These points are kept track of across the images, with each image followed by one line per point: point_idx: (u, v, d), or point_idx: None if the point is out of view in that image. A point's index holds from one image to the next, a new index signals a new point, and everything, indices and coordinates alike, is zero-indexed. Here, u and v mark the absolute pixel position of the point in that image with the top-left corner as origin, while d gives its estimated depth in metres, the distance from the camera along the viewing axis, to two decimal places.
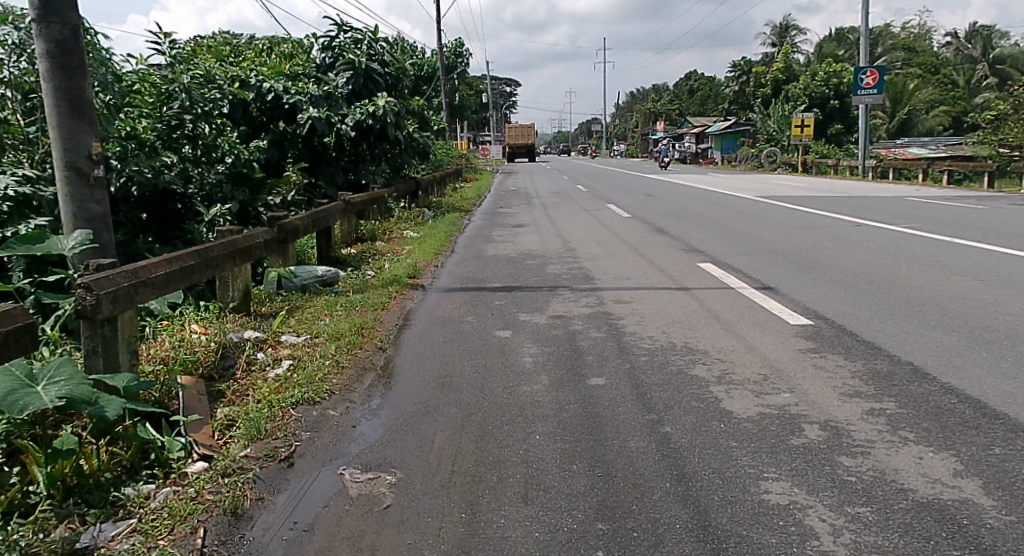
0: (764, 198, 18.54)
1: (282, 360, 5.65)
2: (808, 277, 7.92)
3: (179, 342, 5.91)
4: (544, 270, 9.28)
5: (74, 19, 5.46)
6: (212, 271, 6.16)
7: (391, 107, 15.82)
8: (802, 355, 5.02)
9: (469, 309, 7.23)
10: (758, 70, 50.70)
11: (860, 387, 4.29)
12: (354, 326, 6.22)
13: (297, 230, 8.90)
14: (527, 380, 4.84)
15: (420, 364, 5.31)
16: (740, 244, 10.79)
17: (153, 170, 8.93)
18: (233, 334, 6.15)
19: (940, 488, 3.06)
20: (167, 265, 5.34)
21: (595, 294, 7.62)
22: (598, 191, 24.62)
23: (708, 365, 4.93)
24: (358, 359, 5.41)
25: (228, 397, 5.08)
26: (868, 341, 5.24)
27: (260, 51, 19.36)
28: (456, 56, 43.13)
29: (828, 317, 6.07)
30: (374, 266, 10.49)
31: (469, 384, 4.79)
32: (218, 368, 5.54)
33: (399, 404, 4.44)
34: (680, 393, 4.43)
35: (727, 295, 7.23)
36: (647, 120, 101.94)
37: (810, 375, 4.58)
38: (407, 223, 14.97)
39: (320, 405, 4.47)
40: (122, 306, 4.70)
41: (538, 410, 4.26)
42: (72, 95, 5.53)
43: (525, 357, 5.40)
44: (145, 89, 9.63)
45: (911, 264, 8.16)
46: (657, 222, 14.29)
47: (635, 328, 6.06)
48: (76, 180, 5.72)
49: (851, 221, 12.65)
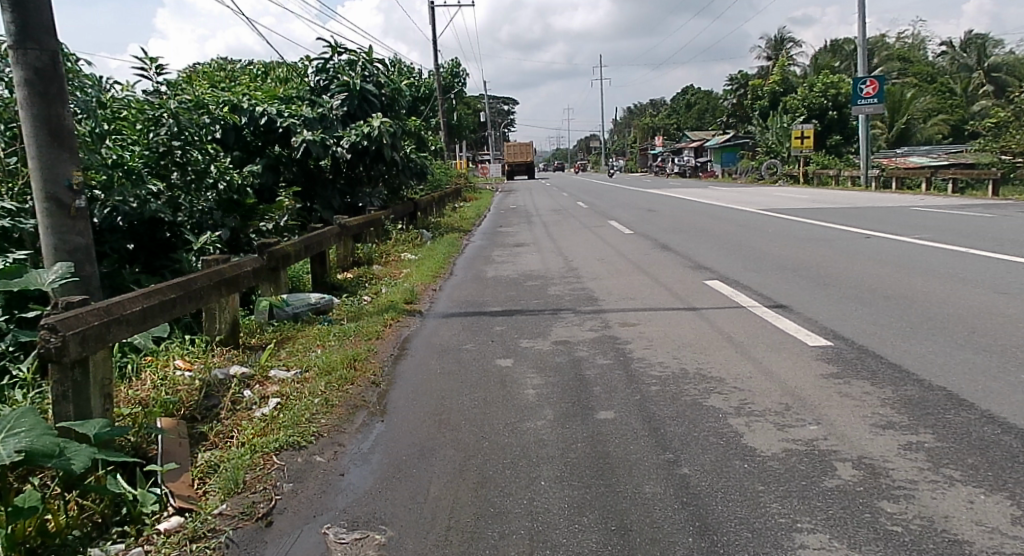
0: (768, 212, 18.24)
1: (269, 398, 5.32)
2: (821, 293, 7.62)
3: (162, 382, 5.58)
4: (546, 292, 8.97)
5: (53, 45, 5.16)
6: (196, 303, 5.83)
7: (386, 128, 15.54)
8: (826, 382, 4.69)
9: (468, 336, 6.91)
10: (756, 83, 50.66)
11: (892, 417, 3.95)
12: (346, 359, 5.90)
13: (290, 257, 8.59)
14: (530, 415, 4.50)
15: (417, 399, 4.98)
16: (747, 260, 10.48)
17: (138, 199, 8.63)
18: (218, 370, 5.83)
19: (1000, 539, 2.72)
20: (144, 301, 5.02)
21: (600, 316, 7.31)
22: (599, 208, 24.34)
23: (725, 395, 4.59)
24: (350, 395, 5.08)
25: (210, 440, 4.75)
26: (894, 364, 4.90)
27: (255, 76, 19.23)
28: (454, 76, 42.97)
29: (848, 338, 5.74)
30: (370, 291, 10.18)
31: (468, 421, 4.45)
32: (201, 408, 5.21)
33: (391, 446, 4.11)
34: (696, 427, 4.08)
35: (738, 314, 6.92)
36: (645, 136, 101.97)
37: (836, 403, 4.25)
38: (405, 245, 14.68)
39: (307, 449, 4.13)
40: (94, 346, 4.37)
41: (543, 450, 3.92)
42: (52, 124, 5.22)
43: (529, 388, 5.07)
44: (132, 116, 9.34)
45: (929, 278, 7.82)
46: (660, 238, 13.99)
47: (644, 354, 5.73)
48: (55, 211, 5.39)
49: (860, 233, 12.31)
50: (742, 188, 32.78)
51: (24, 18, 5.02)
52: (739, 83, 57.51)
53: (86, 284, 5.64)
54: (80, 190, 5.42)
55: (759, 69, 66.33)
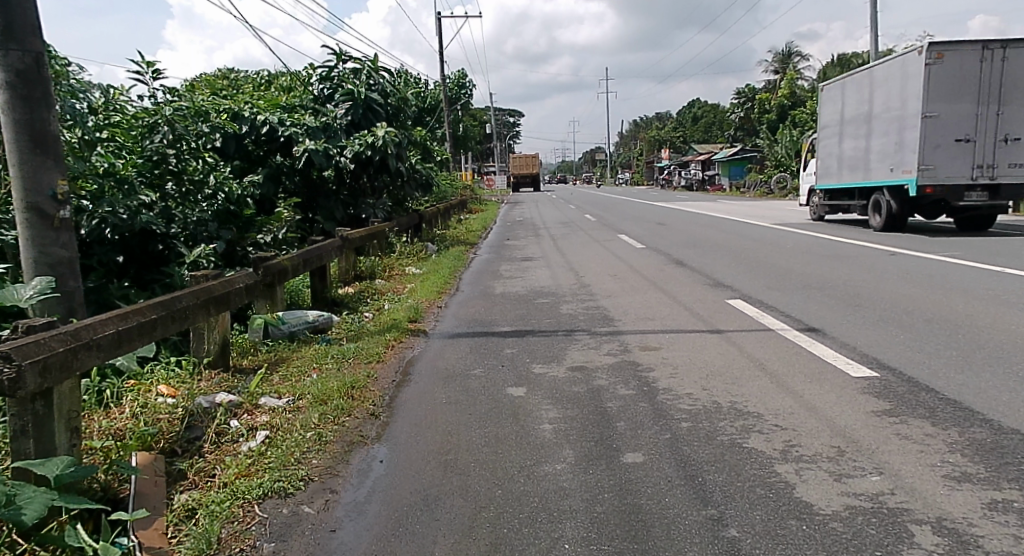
0: (782, 226, 17.72)
1: (258, 430, 4.82)
2: (853, 316, 7.14)
3: (141, 410, 5.09)
4: (558, 311, 8.49)
5: (37, 46, 4.68)
6: (180, 324, 5.34)
7: (392, 137, 15.07)
8: (881, 421, 4.20)
9: (476, 359, 6.41)
10: (765, 97, 50.22)
11: (966, 468, 3.47)
12: (344, 386, 5.40)
13: (288, 272, 8.12)
14: (549, 456, 4.00)
15: (420, 435, 4.48)
16: (768, 277, 9.99)
17: (129, 210, 8.12)
18: (203, 397, 5.33)
19: None
20: (120, 322, 4.53)
21: (618, 339, 6.82)
22: (608, 220, 23.85)
23: (768, 436, 4.09)
24: (345, 430, 4.58)
25: (191, 479, 4.26)
26: (953, 401, 4.42)
27: (258, 85, 18.87)
28: (460, 87, 42.40)
29: (894, 368, 5.25)
30: (372, 308, 9.71)
31: (477, 463, 3.96)
32: (183, 440, 4.72)
33: (391, 493, 3.62)
34: (740, 476, 3.59)
35: (767, 339, 6.44)
36: (651, 149, 101.63)
37: (897, 448, 3.77)
38: (410, 258, 14.20)
39: (295, 497, 3.64)
40: (59, 376, 3.88)
41: (565, 501, 3.42)
42: (35, 129, 4.74)
43: (545, 423, 4.57)
44: (126, 123, 8.88)
45: (969, 300, 7.34)
46: (674, 253, 13.49)
47: (671, 384, 5.23)
48: (37, 223, 4.90)
49: (884, 250, 11.82)
50: (752, 201, 32.32)
51: (6, 15, 4.54)
52: (747, 96, 59.00)
53: (67, 301, 5.15)
54: (65, 200, 4.95)
55: (767, 82, 65.97)
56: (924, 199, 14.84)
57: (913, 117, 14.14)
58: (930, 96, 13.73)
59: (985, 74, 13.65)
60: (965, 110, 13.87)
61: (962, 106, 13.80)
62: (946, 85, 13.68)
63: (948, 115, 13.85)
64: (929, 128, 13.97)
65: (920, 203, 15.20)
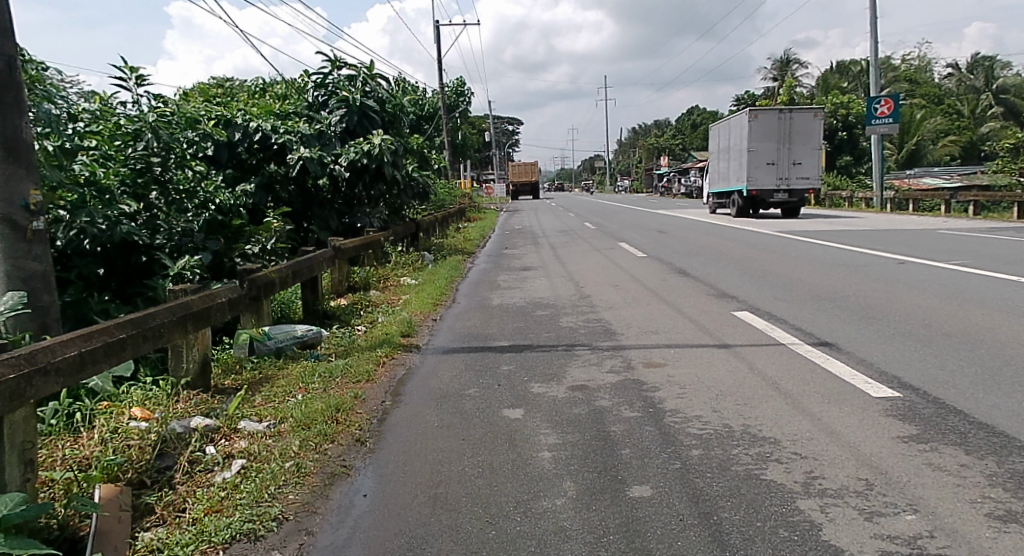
0: (785, 234, 17.39)
1: (234, 458, 4.48)
2: (869, 329, 6.79)
3: (111, 436, 4.74)
4: (557, 324, 8.14)
5: (9, 50, 4.65)
6: (153, 343, 4.99)
7: (387, 145, 14.76)
8: (910, 450, 3.85)
9: (471, 378, 6.05)
10: (764, 103, 49.98)
11: (1011, 505, 3.15)
12: (329, 409, 5.05)
13: (276, 285, 7.77)
14: (547, 489, 3.66)
15: (409, 464, 4.13)
16: (775, 287, 9.67)
17: (109, 220, 7.81)
18: (178, 421, 4.98)
19: None
20: (83, 343, 4.19)
21: (620, 355, 6.49)
22: (607, 229, 23.49)
23: (787, 466, 3.76)
24: (327, 459, 4.24)
25: (159, 514, 3.92)
26: (986, 425, 4.09)
27: (253, 93, 18.60)
28: (458, 95, 42.10)
29: (917, 387, 4.93)
30: (365, 321, 9.39)
31: (469, 498, 3.62)
32: (153, 469, 4.38)
33: (373, 535, 3.29)
34: (759, 512, 3.26)
35: (779, 354, 6.11)
36: (650, 156, 101.37)
37: (931, 480, 3.44)
38: (406, 268, 13.86)
39: (267, 540, 3.31)
40: (9, 405, 3.54)
41: (565, 545, 3.09)
42: (6, 137, 4.69)
43: (544, 450, 4.23)
44: (108, 130, 8.60)
45: (988, 312, 7.01)
46: (675, 262, 13.16)
47: (679, 406, 4.89)
48: (8, 233, 4.78)
49: (893, 258, 11.48)
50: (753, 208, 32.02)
51: None
52: (746, 104, 59.00)
53: (40, 316, 5.01)
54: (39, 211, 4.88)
55: (764, 90, 65.84)
56: (751, 199, 24.21)
57: (746, 150, 23.87)
58: (752, 135, 23.54)
59: (782, 124, 23.56)
60: (771, 147, 23.52)
61: (769, 143, 23.50)
62: (760, 129, 23.57)
63: (760, 149, 23.55)
64: (752, 155, 23.81)
65: (753, 200, 24.18)
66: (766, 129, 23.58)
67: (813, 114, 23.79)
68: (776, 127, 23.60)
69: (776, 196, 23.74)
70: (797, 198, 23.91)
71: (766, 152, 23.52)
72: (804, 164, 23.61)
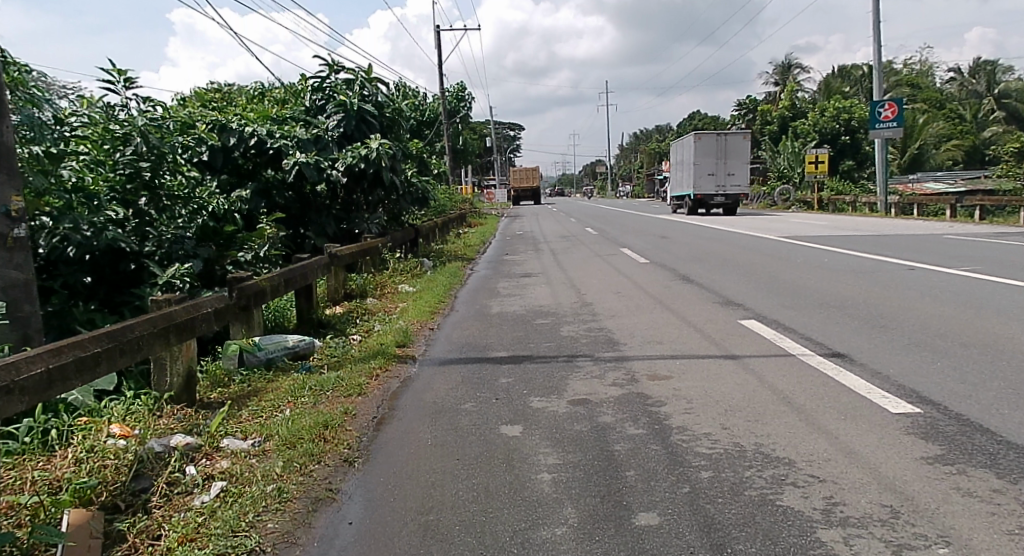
0: (789, 239, 17.12)
1: (215, 480, 4.22)
2: (882, 339, 6.53)
3: (85, 455, 4.48)
4: (558, 334, 7.89)
5: None
6: (132, 357, 4.74)
7: (385, 150, 14.49)
8: (935, 473, 3.59)
9: (468, 391, 5.79)
10: (765, 108, 49.74)
11: None
12: (317, 426, 4.80)
13: (267, 293, 7.51)
14: (546, 517, 3.40)
15: (399, 488, 3.87)
16: (782, 294, 9.40)
17: (93, 227, 7.61)
18: (158, 439, 4.71)
19: None
20: (52, 358, 3.96)
21: (623, 367, 6.23)
22: (609, 234, 23.22)
23: (804, 490, 3.50)
24: (311, 482, 3.98)
25: (131, 541, 3.67)
26: (1016, 445, 3.83)
27: (251, 98, 18.41)
28: (459, 100, 41.96)
29: (938, 402, 4.66)
30: (361, 330, 9.14)
31: (461, 527, 3.37)
32: (128, 492, 4.11)
33: None
34: (776, 544, 3.01)
35: (790, 366, 5.84)
36: (651, 161, 101.11)
37: (961, 509, 3.18)
38: (404, 274, 13.60)
39: None
40: None
41: None
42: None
43: (543, 472, 3.97)
44: (96, 134, 8.27)
45: (1007, 321, 6.74)
46: (679, 269, 12.90)
47: (686, 422, 4.63)
48: None
49: (902, 264, 11.20)
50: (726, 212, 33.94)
51: None
52: (748, 108, 58.85)
53: (21, 327, 4.95)
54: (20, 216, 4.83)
55: (766, 95, 65.70)
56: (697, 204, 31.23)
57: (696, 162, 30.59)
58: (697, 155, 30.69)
59: (720, 144, 30.77)
60: (712, 162, 30.72)
61: (710, 159, 30.74)
62: (704, 149, 30.79)
63: (704, 162, 30.61)
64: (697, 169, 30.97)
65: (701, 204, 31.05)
66: (706, 149, 30.79)
67: (742, 138, 31.25)
68: (715, 147, 30.79)
69: (718, 199, 30.65)
70: (733, 199, 31.03)
71: (708, 165, 30.62)
72: (739, 173, 30.54)
